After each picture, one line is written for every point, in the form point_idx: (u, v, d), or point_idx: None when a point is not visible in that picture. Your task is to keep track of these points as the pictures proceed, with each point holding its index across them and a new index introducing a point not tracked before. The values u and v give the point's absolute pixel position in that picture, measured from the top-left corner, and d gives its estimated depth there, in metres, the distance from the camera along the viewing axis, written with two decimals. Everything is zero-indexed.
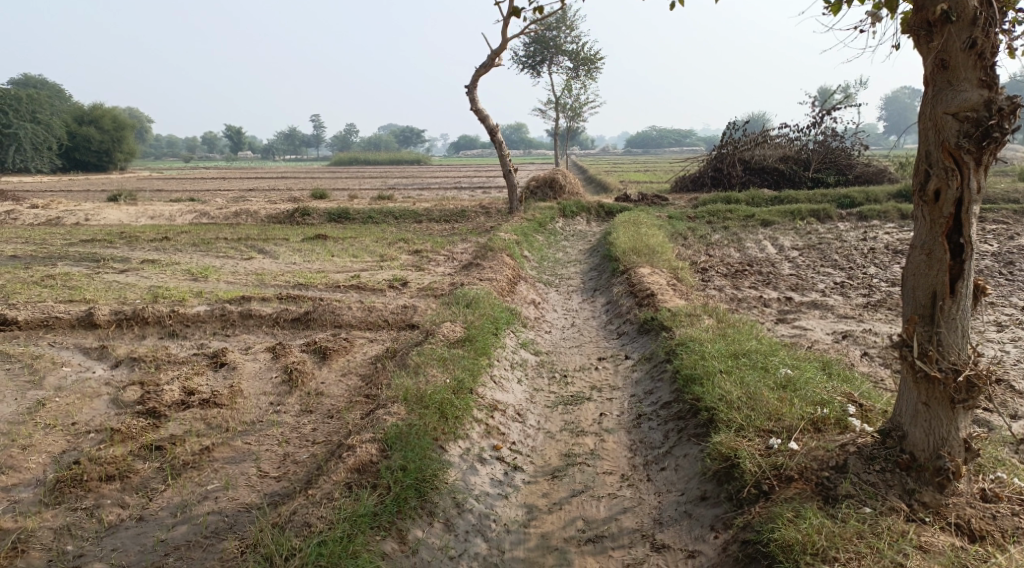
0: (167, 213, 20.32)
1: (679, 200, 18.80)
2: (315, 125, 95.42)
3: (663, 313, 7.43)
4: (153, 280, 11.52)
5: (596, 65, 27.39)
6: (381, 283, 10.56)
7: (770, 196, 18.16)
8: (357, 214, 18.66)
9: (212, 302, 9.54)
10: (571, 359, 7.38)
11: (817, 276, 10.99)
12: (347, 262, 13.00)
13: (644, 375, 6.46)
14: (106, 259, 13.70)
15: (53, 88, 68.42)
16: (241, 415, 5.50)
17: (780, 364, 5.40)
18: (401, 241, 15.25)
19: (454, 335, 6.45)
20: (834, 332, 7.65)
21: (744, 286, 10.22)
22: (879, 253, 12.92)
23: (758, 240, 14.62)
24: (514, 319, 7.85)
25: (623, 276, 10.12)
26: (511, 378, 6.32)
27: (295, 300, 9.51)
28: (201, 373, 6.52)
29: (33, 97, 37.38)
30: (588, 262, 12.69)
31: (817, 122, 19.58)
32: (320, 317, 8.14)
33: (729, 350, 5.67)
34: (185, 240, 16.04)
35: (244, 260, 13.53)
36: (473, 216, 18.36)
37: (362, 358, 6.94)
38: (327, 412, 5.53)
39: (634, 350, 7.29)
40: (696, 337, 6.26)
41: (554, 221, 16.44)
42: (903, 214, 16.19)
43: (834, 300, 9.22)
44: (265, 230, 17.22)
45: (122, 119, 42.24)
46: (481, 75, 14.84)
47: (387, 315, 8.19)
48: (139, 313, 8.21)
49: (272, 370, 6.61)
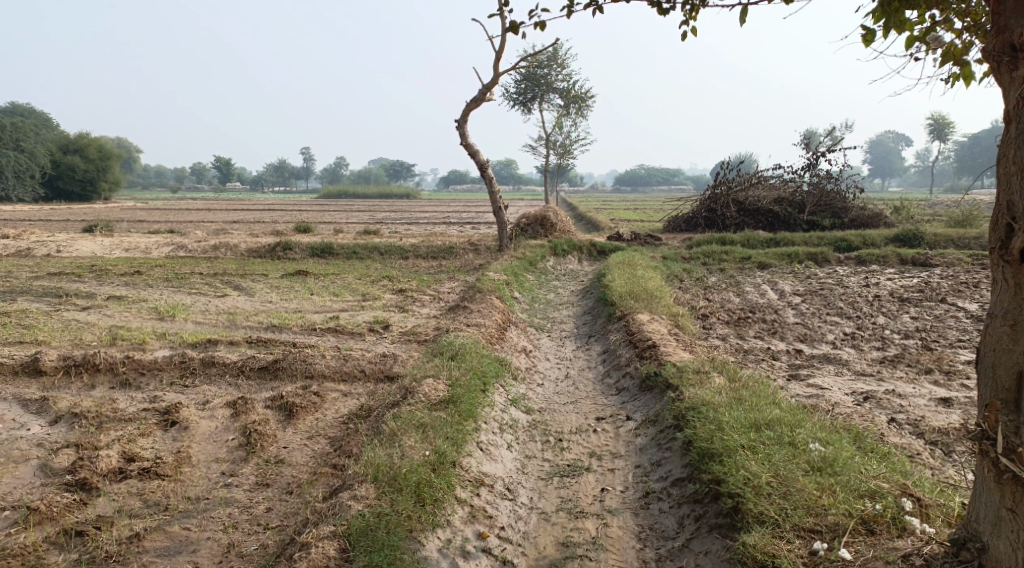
0: (143, 246, 19.52)
1: (672, 240, 18.26)
2: (305, 158, 95.23)
3: (668, 368, 6.75)
4: (116, 320, 10.73)
5: (588, 102, 27.10)
6: (361, 325, 9.82)
7: (765, 237, 17.66)
8: (340, 249, 17.95)
9: (175, 346, 8.75)
10: (566, 419, 6.65)
11: (825, 325, 10.37)
12: (327, 301, 12.27)
13: (649, 442, 5.76)
14: (70, 294, 12.91)
15: (43, 117, 68.12)
16: (186, 490, 4.75)
17: (811, 436, 4.70)
18: (385, 278, 14.55)
19: (437, 393, 5.72)
20: (853, 392, 6.99)
21: (749, 336, 9.57)
22: (885, 301, 12.34)
23: (757, 284, 14.05)
24: (503, 372, 7.14)
25: (620, 322, 9.47)
26: (499, 444, 5.59)
27: (266, 344, 8.74)
28: (147, 433, 5.76)
29: (17, 124, 36.63)
30: (581, 305, 12.03)
31: (813, 163, 19.18)
32: (289, 366, 7.37)
33: (750, 419, 4.97)
34: (158, 275, 15.26)
35: (217, 297, 12.77)
36: (461, 253, 17.70)
37: (334, 416, 6.17)
38: (287, 486, 4.78)
39: (637, 410, 6.56)
40: (709, 401, 5.56)
41: (545, 260, 15.82)
42: (903, 258, 15.69)
43: (848, 354, 8.56)
44: (243, 266, 16.46)
45: (108, 149, 41.58)
46: (471, 109, 14.33)
47: (364, 363, 7.43)
48: (90, 358, 7.43)
49: (228, 431, 5.83)
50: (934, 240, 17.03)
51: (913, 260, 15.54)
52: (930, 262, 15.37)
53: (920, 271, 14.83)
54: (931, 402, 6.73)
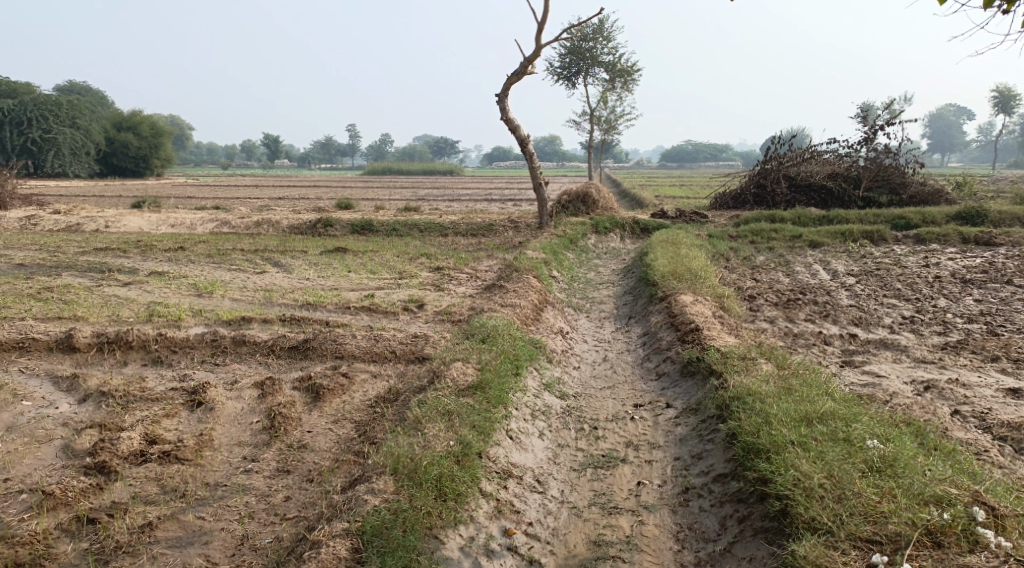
0: (188, 222, 19.66)
1: (719, 217, 17.67)
2: (351, 134, 95.75)
3: (711, 353, 6.39)
4: (154, 296, 10.72)
5: (633, 76, 26.39)
6: (395, 304, 9.61)
7: (817, 215, 16.95)
8: (380, 225, 17.82)
9: (209, 324, 8.67)
10: (602, 405, 6.35)
11: (881, 308, 9.84)
12: (364, 278, 12.12)
13: (690, 433, 5.44)
14: (113, 270, 13.00)
15: (99, 95, 69.69)
16: (205, 475, 4.62)
17: (867, 432, 4.33)
18: (423, 256, 14.37)
19: (466, 377, 5.46)
20: (913, 381, 6.55)
21: (799, 319, 9.11)
22: (946, 282, 11.69)
23: (808, 263, 13.46)
24: (537, 356, 6.87)
25: (662, 303, 9.09)
26: (530, 432, 5.34)
27: (299, 323, 8.60)
28: (172, 415, 5.63)
29: (73, 102, 37.27)
30: (622, 284, 11.67)
31: (869, 137, 18.30)
32: (320, 346, 7.20)
33: (800, 411, 4.61)
34: (200, 251, 15.31)
35: (255, 274, 12.71)
36: (501, 231, 17.41)
37: (361, 399, 5.96)
38: (307, 473, 4.59)
39: (678, 397, 6.24)
40: (756, 391, 5.19)
41: (586, 238, 15.44)
42: (965, 237, 14.86)
43: (907, 340, 8.07)
44: (284, 242, 16.44)
45: (160, 126, 42.13)
46: (513, 82, 13.95)
47: (395, 344, 7.21)
48: (122, 335, 7.36)
49: (253, 413, 5.67)
50: (999, 218, 16.12)
51: (976, 239, 14.72)
52: (994, 241, 14.52)
53: (984, 251, 14.04)
54: (999, 393, 6.25)
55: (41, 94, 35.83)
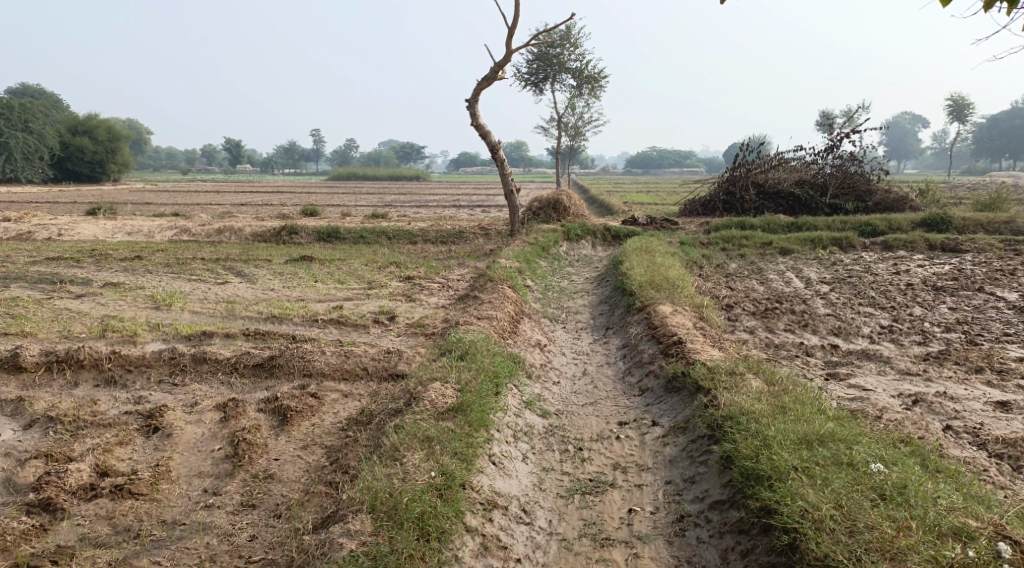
0: (146, 230, 18.98)
1: (689, 224, 17.59)
2: (315, 139, 94.60)
3: (698, 368, 6.16)
4: (109, 309, 10.20)
5: (600, 83, 26.30)
6: (365, 316, 9.24)
7: (786, 221, 16.96)
8: (347, 233, 17.38)
9: (168, 339, 8.22)
10: (586, 424, 6.08)
11: (859, 316, 9.76)
12: (331, 289, 11.73)
13: (680, 453, 5.21)
14: (66, 281, 12.40)
15: (53, 99, 67.76)
16: (161, 512, 4.29)
17: (870, 455, 4.20)
18: (392, 264, 14.00)
19: (444, 398, 5.14)
20: (901, 395, 6.41)
21: (779, 329, 8.96)
22: (919, 289, 11.70)
23: (781, 271, 13.40)
24: (516, 371, 6.58)
25: (640, 314, 8.88)
26: (514, 456, 5.06)
27: (264, 337, 8.19)
28: (127, 442, 5.23)
29: (25, 106, 36.12)
30: (597, 293, 11.45)
31: (836, 145, 18.39)
32: (286, 363, 6.81)
33: (799, 433, 4.42)
34: (158, 260, 14.73)
35: (217, 284, 12.23)
36: (472, 238, 17.10)
37: (332, 421, 5.61)
38: (275, 508, 4.27)
39: (664, 414, 6.00)
40: (750, 410, 4.98)
41: (558, 245, 15.21)
42: (932, 243, 14.95)
43: (889, 350, 7.96)
44: (247, 250, 15.91)
45: (117, 130, 40.99)
46: (483, 88, 13.67)
47: (366, 360, 6.86)
48: (73, 354, 6.89)
49: (215, 439, 5.29)
50: (964, 225, 16.27)
51: (942, 246, 14.81)
52: (960, 248, 14.63)
53: (951, 257, 14.14)
54: (988, 407, 6.13)
55: None
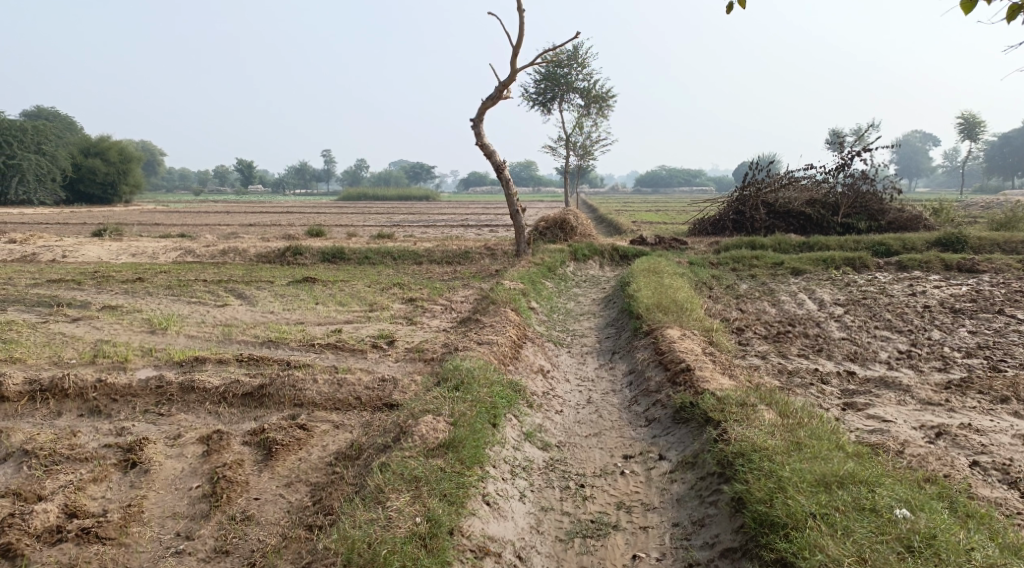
0: (151, 251, 18.82)
1: (699, 244, 17.28)
2: (326, 160, 95.09)
3: (707, 399, 5.83)
4: (103, 333, 9.96)
5: (609, 102, 26.14)
6: (363, 341, 8.95)
7: (798, 241, 16.62)
8: (352, 254, 17.17)
9: (159, 365, 7.96)
10: (589, 457, 5.76)
11: (875, 340, 9.41)
12: (332, 311, 11.47)
13: (688, 492, 4.89)
14: (64, 304, 12.19)
15: (66, 121, 68.39)
16: (128, 558, 4.10)
17: (894, 499, 3.89)
18: (396, 286, 13.75)
19: (436, 433, 4.83)
20: (922, 427, 6.07)
21: (792, 354, 8.63)
22: (937, 311, 11.34)
23: (793, 292, 13.06)
24: (516, 401, 6.27)
25: (648, 338, 8.57)
26: (510, 494, 4.76)
27: (258, 363, 7.91)
28: (101, 478, 4.94)
29: (38, 128, 36.33)
30: (603, 316, 11.15)
31: (847, 163, 18.07)
32: (276, 392, 6.52)
33: (816, 473, 4.11)
34: (160, 282, 14.54)
35: (217, 307, 12.01)
36: (477, 258, 16.84)
37: (319, 455, 5.31)
38: (249, 555, 4.08)
39: (671, 448, 5.68)
40: (763, 446, 4.66)
41: (564, 266, 14.93)
42: (948, 263, 14.58)
43: (907, 377, 7.62)
44: (250, 272, 15.70)
45: (128, 151, 41.10)
46: (487, 107, 13.48)
47: (360, 389, 6.56)
48: (57, 383, 6.63)
49: (194, 475, 5.01)
50: (980, 244, 15.89)
51: (958, 266, 14.42)
52: (977, 268, 14.24)
53: (968, 278, 13.77)
54: (1017, 440, 5.78)
55: (5, 120, 34.88)
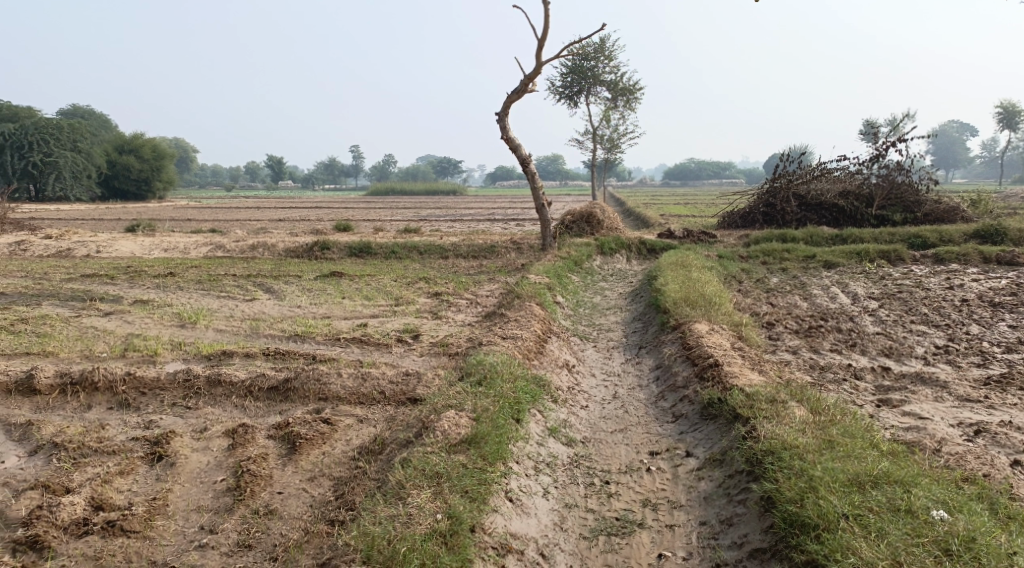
0: (182, 247, 19.05)
1: (728, 237, 17.04)
2: (354, 155, 95.70)
3: (735, 395, 5.72)
4: (134, 327, 10.09)
5: (636, 94, 25.90)
6: (389, 335, 8.94)
7: (830, 234, 16.30)
8: (379, 248, 17.21)
9: (187, 359, 8.02)
10: (614, 453, 5.68)
11: (911, 335, 9.18)
12: (358, 306, 11.50)
13: (716, 490, 4.80)
14: (96, 298, 12.38)
15: (101, 119, 69.64)
16: (152, 552, 4.13)
17: (930, 500, 3.77)
18: (422, 280, 13.74)
19: (459, 428, 4.79)
20: (960, 424, 5.90)
21: (824, 349, 8.45)
22: (975, 305, 11.04)
23: (825, 285, 12.80)
24: (540, 395, 6.21)
25: (675, 332, 8.44)
26: (534, 491, 4.71)
27: (284, 357, 7.94)
28: (128, 471, 4.99)
29: (74, 126, 37.05)
30: (630, 310, 11.03)
31: (881, 154, 17.68)
32: (301, 386, 6.53)
33: (849, 473, 3.99)
34: (190, 277, 14.71)
35: (245, 301, 12.11)
36: (504, 252, 16.78)
37: (343, 449, 5.29)
38: (272, 550, 4.09)
39: (699, 444, 5.58)
40: (793, 444, 4.55)
41: (591, 260, 14.81)
42: (986, 256, 14.20)
43: (944, 372, 7.41)
44: (279, 267, 15.81)
45: (161, 148, 41.72)
46: (513, 100, 13.41)
47: (384, 384, 6.55)
48: (87, 376, 6.71)
49: (219, 469, 5.02)
50: (1019, 236, 15.45)
51: (997, 259, 14.03)
52: (1017, 260, 13.84)
53: (1007, 271, 13.39)
54: None
55: (42, 118, 35.58)
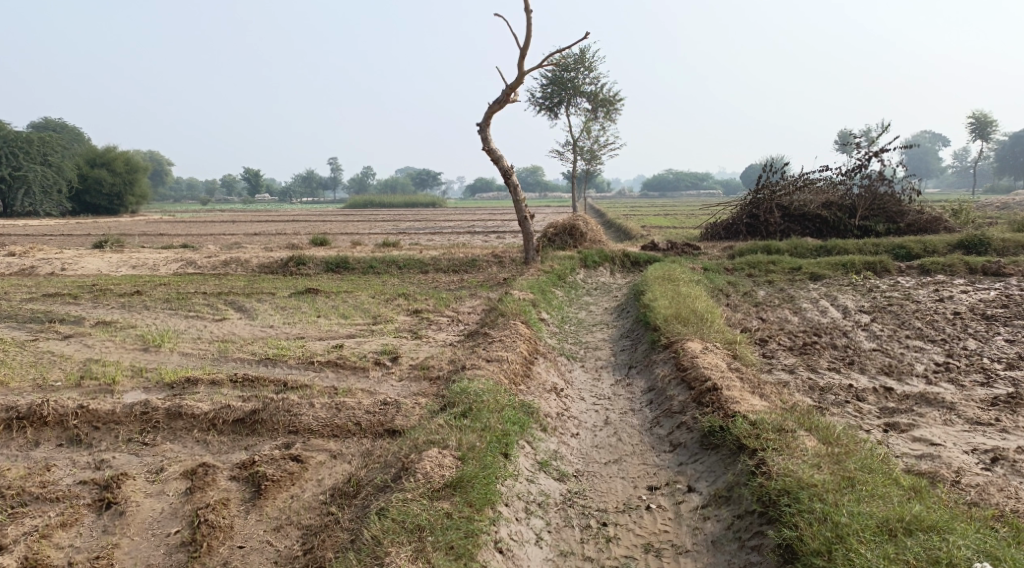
0: (152, 263, 18.39)
1: (712, 249, 16.74)
2: (332, 168, 94.93)
3: (739, 423, 5.31)
4: (94, 352, 9.51)
5: (616, 105, 25.64)
6: (365, 357, 8.44)
7: (815, 245, 16.05)
8: (356, 263, 16.68)
9: (149, 387, 7.48)
10: (610, 487, 5.27)
11: (908, 351, 8.85)
12: (334, 325, 10.99)
13: (725, 533, 4.40)
14: (56, 320, 11.73)
15: (73, 133, 68.34)
16: None
17: (971, 548, 3.55)
18: (401, 297, 13.25)
19: (441, 470, 4.40)
20: (976, 451, 5.53)
21: (821, 368, 8.07)
22: (968, 318, 10.78)
23: (814, 298, 12.50)
24: (528, 425, 5.76)
25: (667, 352, 8.04)
26: (526, 539, 4.34)
27: (253, 384, 7.42)
28: (72, 524, 4.53)
29: (44, 139, 36.15)
30: (617, 326, 10.63)
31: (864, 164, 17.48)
32: (269, 419, 6.01)
33: (878, 518, 3.77)
34: (159, 295, 14.09)
35: (215, 321, 11.56)
36: (485, 267, 16.34)
37: (313, 491, 4.80)
38: None
39: (701, 478, 5.17)
40: (811, 482, 4.16)
41: (574, 273, 14.42)
42: (972, 267, 14.00)
43: (949, 392, 7.07)
44: (252, 283, 15.23)
45: (134, 162, 40.84)
46: (494, 111, 13.01)
47: (360, 414, 6.06)
48: (35, 410, 6.13)
49: (174, 518, 4.55)
50: (1003, 246, 15.27)
51: (984, 269, 13.82)
52: (1004, 271, 13.63)
53: (995, 281, 13.20)
54: None
55: (10, 131, 34.62)
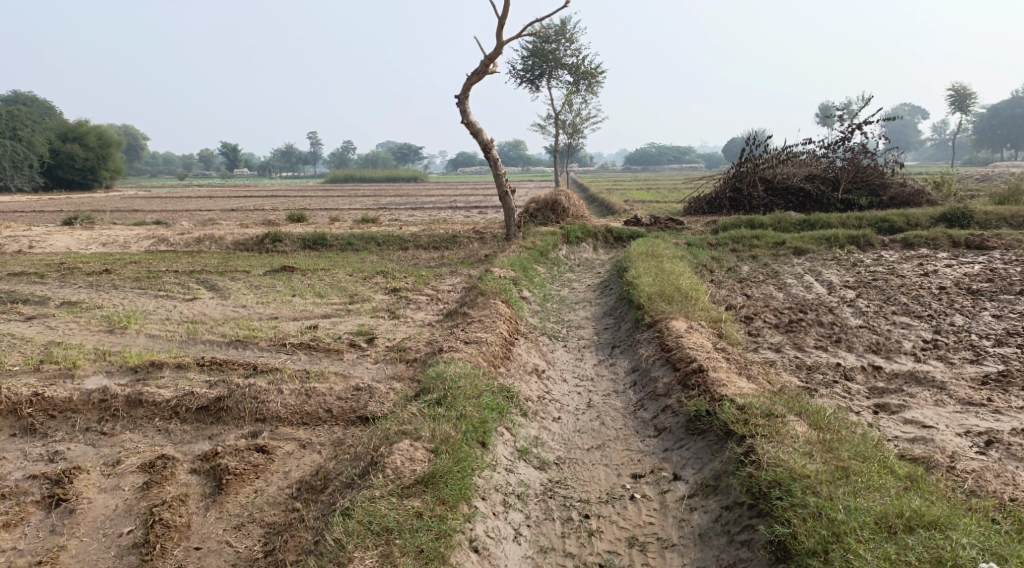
0: (123, 240, 17.85)
1: (696, 224, 16.49)
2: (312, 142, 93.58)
3: (726, 407, 5.08)
4: (57, 334, 9.11)
5: (598, 78, 25.20)
6: (339, 339, 8.12)
7: (798, 219, 15.85)
8: (334, 239, 16.27)
9: (111, 372, 7.13)
10: (593, 475, 5.04)
11: (895, 328, 8.68)
12: (309, 304, 10.64)
13: (712, 525, 4.20)
14: (20, 301, 11.27)
15: (44, 107, 66.62)
16: None
17: (975, 546, 3.39)
18: (379, 274, 12.91)
19: (413, 465, 4.15)
20: (969, 433, 5.36)
21: (807, 347, 7.88)
22: (953, 293, 10.65)
23: (799, 274, 12.30)
24: (507, 410, 5.49)
25: (651, 331, 7.80)
26: (504, 535, 4.11)
27: (221, 368, 7.09)
28: (16, 524, 4.24)
29: (13, 113, 35.10)
30: (600, 303, 10.38)
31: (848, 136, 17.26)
32: (236, 406, 5.71)
33: (876, 515, 3.58)
34: (129, 274, 13.63)
35: (185, 301, 11.16)
36: (466, 243, 16.00)
37: (278, 485, 4.52)
38: None
39: (687, 465, 4.96)
40: (803, 473, 3.96)
41: (557, 249, 14.13)
42: (955, 240, 13.88)
43: (937, 370, 6.89)
44: (226, 261, 14.80)
45: (107, 136, 39.82)
46: (473, 83, 12.61)
47: (331, 400, 5.77)
48: None
49: (128, 517, 4.27)
50: (986, 219, 15.16)
51: (967, 242, 13.71)
52: (987, 244, 13.51)
53: (979, 255, 13.07)
54: None
55: None
